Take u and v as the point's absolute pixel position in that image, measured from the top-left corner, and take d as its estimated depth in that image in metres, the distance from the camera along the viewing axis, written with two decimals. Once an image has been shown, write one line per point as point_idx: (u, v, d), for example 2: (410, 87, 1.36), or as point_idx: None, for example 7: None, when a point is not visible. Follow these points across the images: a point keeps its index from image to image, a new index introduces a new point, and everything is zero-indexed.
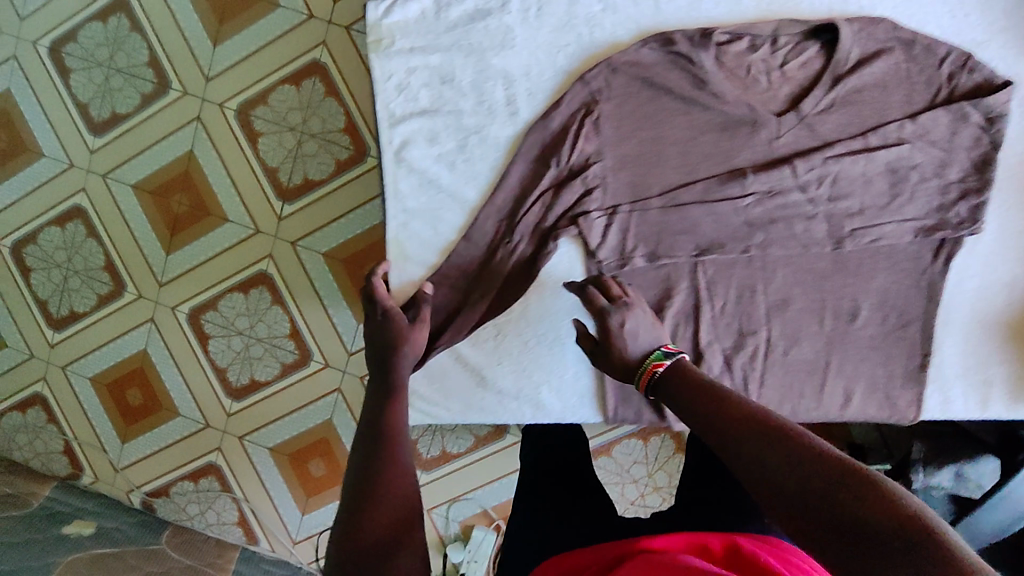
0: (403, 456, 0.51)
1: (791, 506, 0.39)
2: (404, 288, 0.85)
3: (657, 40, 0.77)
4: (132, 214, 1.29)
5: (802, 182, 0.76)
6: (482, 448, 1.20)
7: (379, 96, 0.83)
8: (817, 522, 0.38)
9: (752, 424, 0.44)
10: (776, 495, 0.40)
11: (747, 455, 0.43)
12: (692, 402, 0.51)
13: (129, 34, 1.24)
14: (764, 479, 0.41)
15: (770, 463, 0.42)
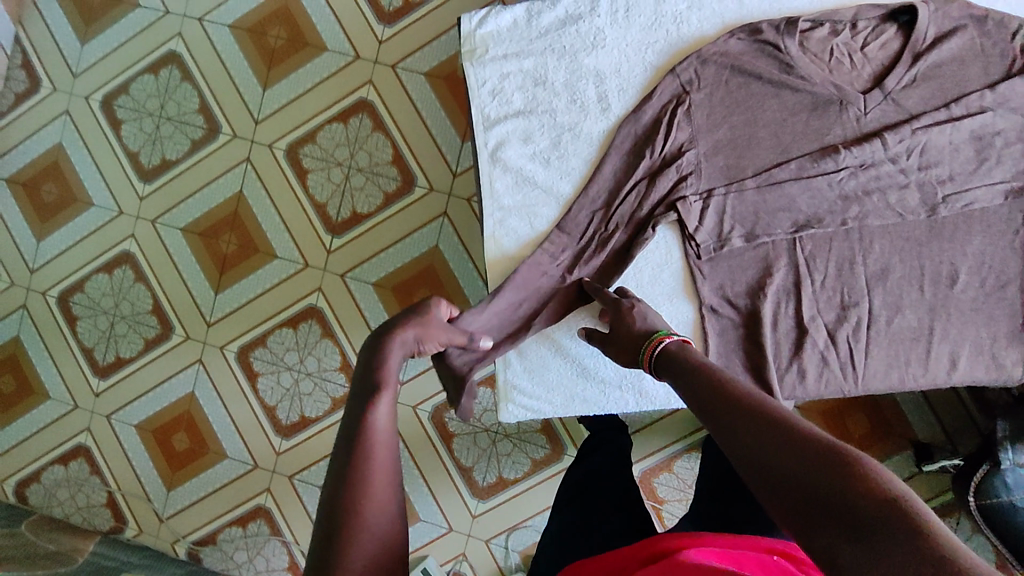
0: (384, 465, 0.53)
1: (776, 484, 0.44)
2: (498, 260, 0.88)
3: (744, 30, 0.82)
4: (180, 255, 1.39)
5: (893, 154, 0.79)
6: (539, 472, 1.22)
7: (474, 102, 0.87)
8: (792, 496, 0.43)
9: (740, 419, 0.50)
10: (770, 489, 0.44)
11: (740, 442, 0.48)
12: (693, 395, 0.57)
13: (180, 85, 1.38)
14: (753, 461, 0.47)
15: (757, 449, 0.47)
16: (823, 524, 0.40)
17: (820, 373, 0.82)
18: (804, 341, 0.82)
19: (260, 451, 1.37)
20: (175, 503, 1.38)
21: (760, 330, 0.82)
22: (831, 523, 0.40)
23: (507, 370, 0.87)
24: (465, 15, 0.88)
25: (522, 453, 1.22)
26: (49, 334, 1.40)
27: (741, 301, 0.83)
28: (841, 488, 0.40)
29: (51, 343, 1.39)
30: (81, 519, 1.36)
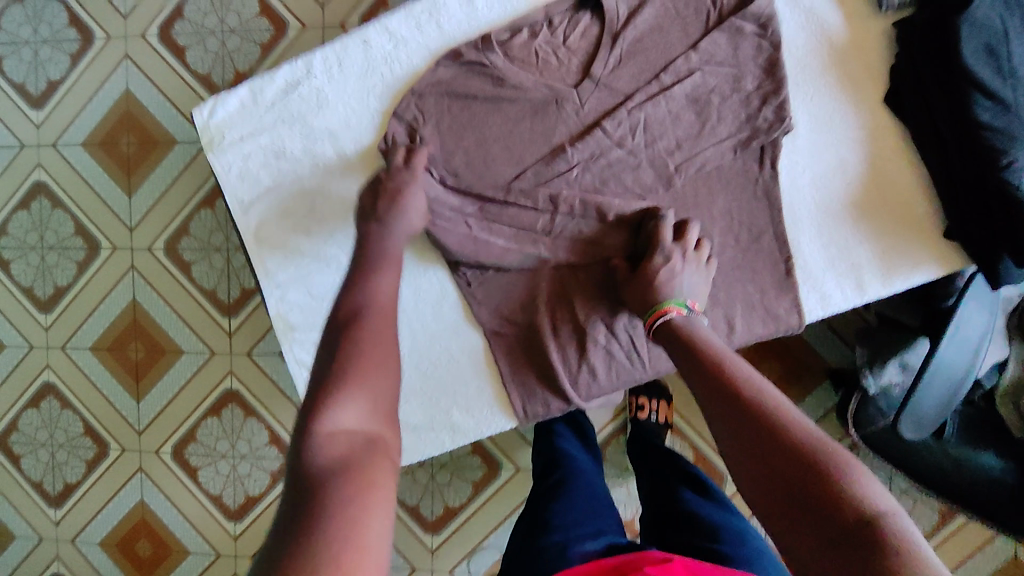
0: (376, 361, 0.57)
1: (760, 475, 0.47)
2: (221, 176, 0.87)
3: (448, 57, 0.82)
4: (92, 371, 1.62)
5: (617, 139, 0.79)
6: (483, 494, 1.29)
7: (226, 189, 0.87)
8: (773, 489, 0.46)
9: (733, 417, 0.51)
10: (742, 451, 0.49)
11: (735, 429, 0.50)
12: (693, 368, 0.59)
13: (53, 213, 1.60)
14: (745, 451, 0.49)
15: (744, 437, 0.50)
16: (802, 536, 0.44)
17: (608, 366, 0.83)
18: (586, 342, 0.83)
19: (218, 538, 1.58)
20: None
21: (542, 343, 0.83)
22: (812, 539, 0.43)
23: None
24: (195, 109, 0.87)
25: (461, 481, 1.30)
26: (4, 478, 1.65)
27: (519, 317, 0.84)
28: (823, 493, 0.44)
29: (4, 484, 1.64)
30: None
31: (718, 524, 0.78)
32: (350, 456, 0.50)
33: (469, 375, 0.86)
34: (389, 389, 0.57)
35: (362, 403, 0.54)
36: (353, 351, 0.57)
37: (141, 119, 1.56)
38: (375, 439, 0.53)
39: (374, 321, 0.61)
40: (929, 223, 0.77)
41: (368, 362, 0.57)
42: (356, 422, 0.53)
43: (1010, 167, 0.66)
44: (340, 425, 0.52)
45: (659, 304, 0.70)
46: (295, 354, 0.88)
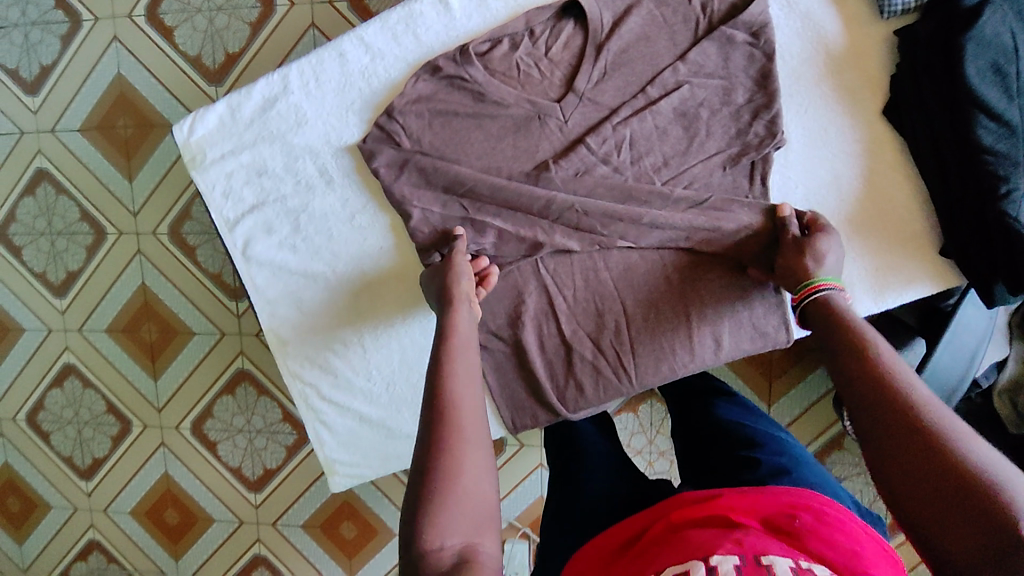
0: (471, 435, 0.55)
1: (919, 480, 0.43)
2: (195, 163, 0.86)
3: (426, 70, 0.79)
4: (110, 353, 1.67)
5: (602, 155, 0.77)
6: None
7: (211, 207, 0.87)
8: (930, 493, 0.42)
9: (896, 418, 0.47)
10: (898, 451, 0.45)
11: (893, 422, 0.47)
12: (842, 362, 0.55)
13: (58, 199, 1.61)
14: (896, 446, 0.45)
15: (895, 428, 0.46)
16: (952, 527, 0.40)
17: (597, 382, 0.82)
18: (572, 356, 0.82)
19: (241, 507, 1.67)
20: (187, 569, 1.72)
21: (528, 360, 0.83)
22: (967, 531, 0.40)
23: (323, 448, 0.91)
24: (176, 125, 0.86)
25: None
26: (35, 452, 1.72)
27: (506, 333, 0.83)
28: (962, 487, 0.41)
29: (35, 458, 1.72)
30: None
31: (760, 437, 0.77)
32: (461, 565, 0.47)
33: None
34: (481, 494, 0.52)
35: (460, 518, 0.50)
36: (452, 448, 0.53)
37: (136, 103, 1.54)
38: (471, 547, 0.49)
39: (468, 406, 0.57)
40: (925, 239, 0.73)
41: (459, 459, 0.53)
42: (458, 505, 0.50)
43: (1009, 196, 0.63)
44: (447, 530, 0.49)
45: (818, 278, 0.65)
46: (289, 367, 0.89)
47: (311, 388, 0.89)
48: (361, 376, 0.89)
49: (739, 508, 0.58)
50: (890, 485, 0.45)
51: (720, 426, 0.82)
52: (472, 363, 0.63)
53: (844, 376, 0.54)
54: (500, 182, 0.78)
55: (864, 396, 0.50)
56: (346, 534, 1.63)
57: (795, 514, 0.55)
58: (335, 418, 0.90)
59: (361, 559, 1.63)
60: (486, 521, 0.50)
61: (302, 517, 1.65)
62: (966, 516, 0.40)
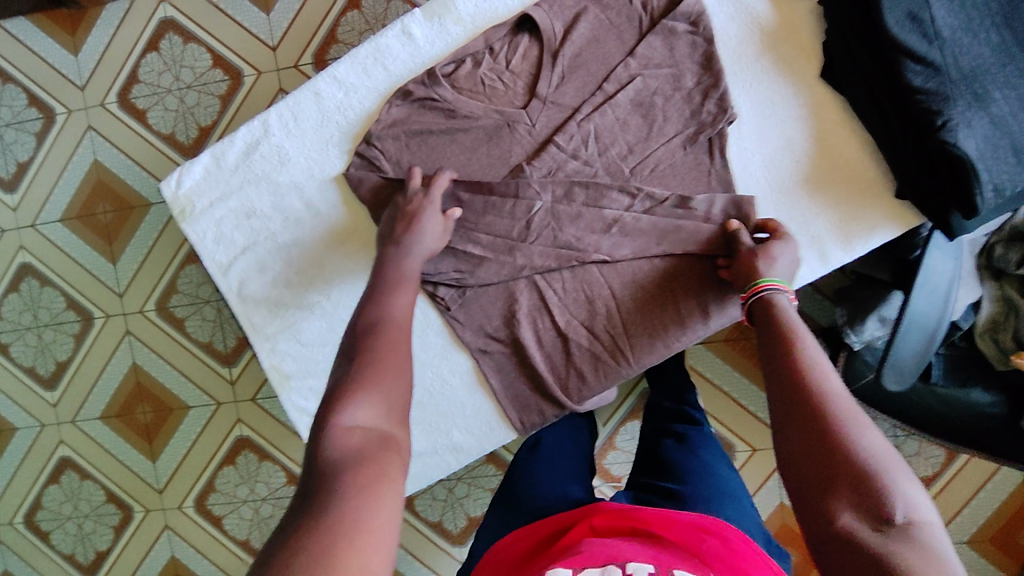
0: (393, 356, 0.60)
1: (818, 465, 0.53)
2: (179, 199, 0.89)
3: (398, 96, 0.85)
4: (106, 439, 1.64)
5: (571, 151, 0.82)
6: None
7: (203, 254, 0.90)
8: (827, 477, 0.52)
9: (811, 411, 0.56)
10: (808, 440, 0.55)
11: (813, 414, 0.56)
12: (774, 353, 0.63)
13: (44, 291, 1.62)
14: (810, 434, 0.55)
15: (808, 421, 0.56)
16: (842, 508, 0.50)
17: (597, 369, 0.84)
18: (570, 347, 0.85)
19: None
20: None
21: (528, 357, 0.85)
22: (854, 513, 0.50)
23: None
24: (163, 181, 0.90)
25: (482, 488, 1.30)
26: (35, 555, 1.67)
27: (503, 334, 0.86)
28: (859, 478, 0.51)
29: (36, 561, 1.66)
30: None
31: (686, 464, 0.81)
32: (363, 449, 0.52)
33: (463, 397, 0.88)
34: (401, 388, 0.58)
35: (375, 402, 0.55)
36: (368, 359, 0.59)
37: (114, 186, 1.58)
38: (387, 436, 0.54)
39: (393, 329, 0.63)
40: (881, 187, 0.79)
41: (388, 364, 0.59)
42: (370, 405, 0.55)
43: (946, 126, 0.68)
44: (353, 420, 0.54)
45: (763, 278, 0.71)
46: (294, 401, 0.90)
47: None
48: None
49: (657, 520, 0.65)
50: (796, 466, 0.54)
51: (658, 455, 0.86)
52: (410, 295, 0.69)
53: (774, 367, 0.62)
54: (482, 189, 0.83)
55: (789, 391, 0.59)
56: None
57: (704, 538, 0.63)
58: None
59: None
60: (401, 415, 0.56)
61: None
62: (857, 499, 0.50)
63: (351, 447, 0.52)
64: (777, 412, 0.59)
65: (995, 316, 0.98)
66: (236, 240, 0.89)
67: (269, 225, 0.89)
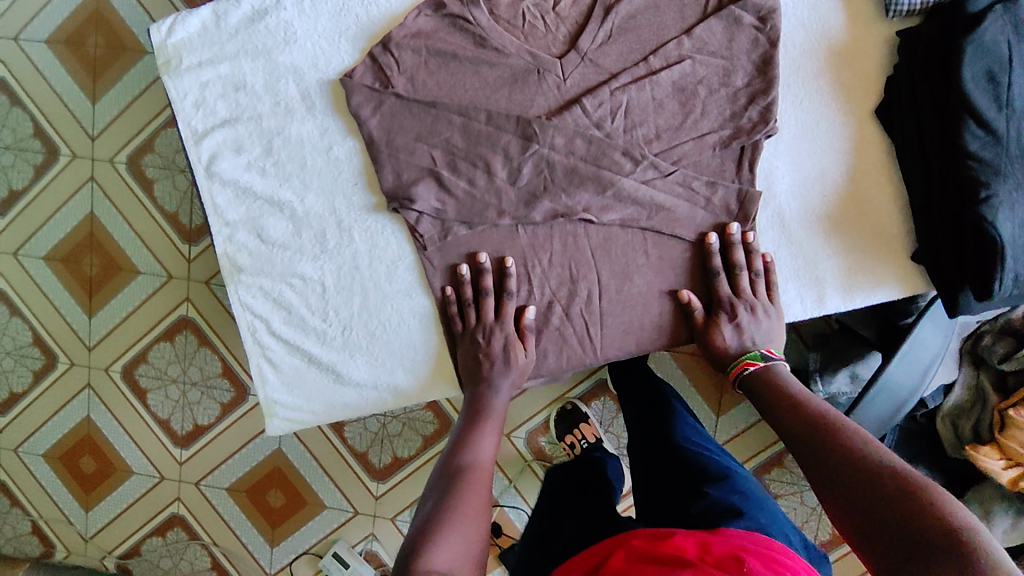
0: (475, 495, 0.67)
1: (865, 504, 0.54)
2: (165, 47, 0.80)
3: (430, 6, 0.78)
4: (46, 282, 1.57)
5: (595, 120, 0.76)
6: None
7: (179, 116, 0.82)
8: (880, 506, 0.53)
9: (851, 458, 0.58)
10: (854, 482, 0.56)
11: (839, 474, 0.58)
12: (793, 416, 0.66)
13: (13, 112, 1.51)
14: (857, 489, 0.56)
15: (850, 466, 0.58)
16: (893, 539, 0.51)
17: (560, 350, 0.81)
18: (540, 321, 0.81)
19: (164, 462, 1.59)
20: (97, 521, 1.62)
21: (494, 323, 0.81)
22: (904, 543, 0.51)
23: (265, 384, 0.86)
24: (153, 24, 0.81)
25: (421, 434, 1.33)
26: None
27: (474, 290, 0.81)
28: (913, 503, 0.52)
29: None
30: (13, 548, 1.62)
31: (712, 470, 0.84)
32: None
33: (419, 340, 0.84)
34: (477, 532, 0.63)
35: (455, 543, 0.61)
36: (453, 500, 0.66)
37: (113, 23, 1.47)
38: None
39: (478, 475, 0.69)
40: (898, 244, 0.75)
41: (471, 509, 0.65)
42: (454, 540, 0.61)
43: (988, 201, 0.64)
44: (437, 559, 0.59)
45: (742, 355, 0.75)
46: (240, 296, 0.85)
47: (261, 321, 0.85)
48: (317, 315, 0.85)
49: (690, 546, 0.62)
50: (852, 500, 0.56)
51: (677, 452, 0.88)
52: (490, 440, 0.75)
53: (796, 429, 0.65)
54: (485, 128, 0.77)
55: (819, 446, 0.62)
56: (274, 501, 1.57)
57: (742, 557, 0.59)
58: (282, 356, 0.86)
59: (286, 530, 1.58)
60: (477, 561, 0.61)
61: (228, 480, 1.58)
62: (935, 543, 0.49)
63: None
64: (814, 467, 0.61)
65: (962, 403, 0.99)
66: (219, 112, 0.82)
67: (259, 106, 0.81)
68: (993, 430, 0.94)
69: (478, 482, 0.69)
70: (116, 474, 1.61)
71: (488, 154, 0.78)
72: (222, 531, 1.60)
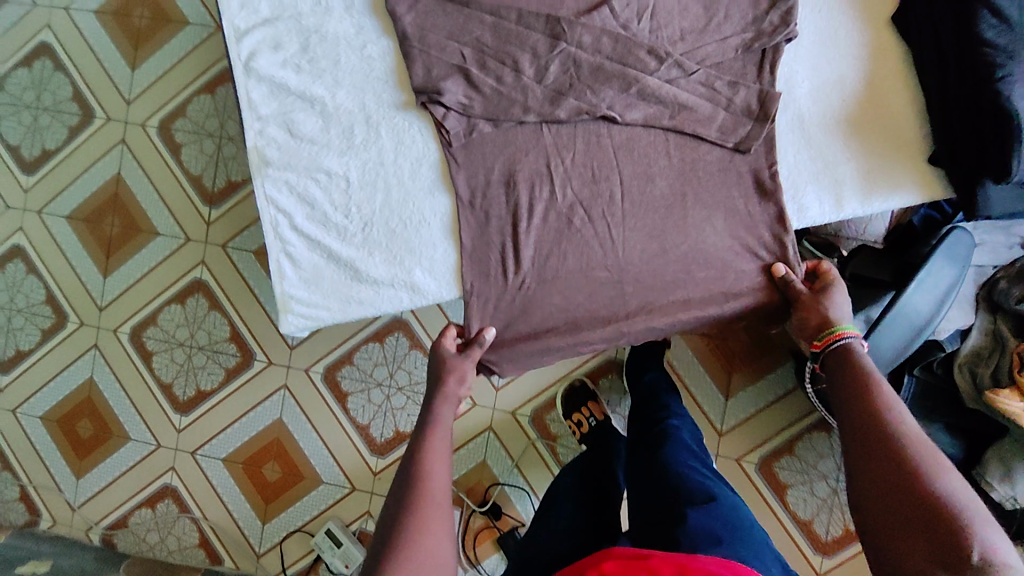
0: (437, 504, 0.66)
1: (893, 513, 0.58)
2: None
3: None
4: (65, 240, 1.58)
5: (623, 21, 0.79)
6: None
7: (223, 14, 0.86)
8: (909, 519, 0.57)
9: (897, 466, 0.60)
10: (895, 495, 0.59)
11: (895, 478, 0.59)
12: (854, 400, 0.68)
13: (54, 75, 1.57)
14: (893, 500, 0.58)
15: (891, 473, 0.60)
16: (918, 556, 0.55)
17: (580, 249, 0.81)
18: (563, 220, 0.82)
19: (162, 429, 1.54)
20: (87, 491, 1.55)
21: (517, 221, 0.81)
22: (926, 560, 0.54)
23: (281, 281, 0.86)
24: None
25: None
26: None
27: (497, 188, 0.82)
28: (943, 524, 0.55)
29: None
30: None
31: (696, 491, 0.82)
32: None
33: (437, 238, 0.84)
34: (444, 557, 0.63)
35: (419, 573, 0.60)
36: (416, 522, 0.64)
37: None
38: None
39: (436, 484, 0.68)
40: (916, 148, 0.77)
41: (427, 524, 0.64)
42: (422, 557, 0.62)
43: (1004, 79, 0.67)
44: None
45: (840, 325, 0.75)
46: (265, 189, 0.86)
47: (283, 215, 0.86)
48: (339, 211, 0.85)
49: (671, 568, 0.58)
50: (882, 508, 0.59)
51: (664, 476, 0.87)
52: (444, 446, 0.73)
53: (850, 420, 0.67)
54: (515, 27, 0.81)
55: (868, 443, 0.64)
56: (269, 476, 1.51)
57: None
58: (301, 251, 0.86)
59: (280, 506, 1.50)
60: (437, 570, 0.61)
61: (226, 450, 1.53)
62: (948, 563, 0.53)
63: None
64: (859, 464, 0.63)
65: (980, 349, 0.99)
66: (261, 12, 0.86)
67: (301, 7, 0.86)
68: (1013, 372, 0.93)
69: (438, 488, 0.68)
70: (112, 441, 1.56)
71: (518, 52, 0.81)
72: (215, 507, 1.52)
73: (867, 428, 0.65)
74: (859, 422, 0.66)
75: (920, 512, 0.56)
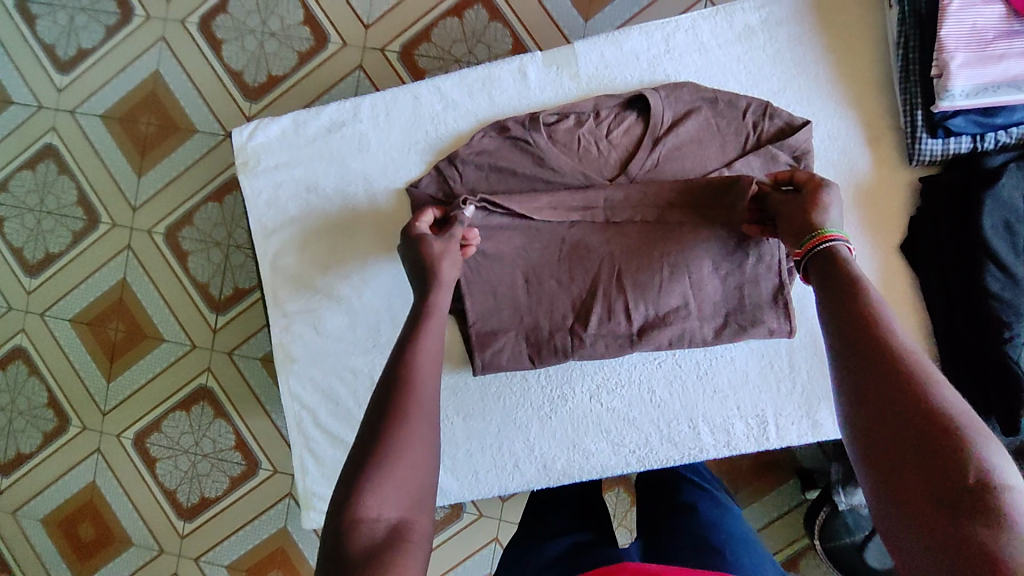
0: (419, 420, 0.55)
1: (879, 430, 0.45)
2: (245, 149, 0.87)
3: (494, 128, 0.84)
4: (74, 349, 1.35)
5: (642, 239, 0.81)
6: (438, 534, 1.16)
7: (252, 212, 0.88)
8: (894, 435, 0.44)
9: (885, 371, 0.46)
10: (883, 406, 0.45)
11: (881, 388, 0.46)
12: (841, 310, 0.53)
13: (58, 178, 1.33)
14: (881, 414, 0.45)
15: (879, 384, 0.46)
16: (910, 475, 0.42)
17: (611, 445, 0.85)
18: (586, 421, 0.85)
19: (163, 530, 1.34)
20: None
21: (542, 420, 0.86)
22: (920, 480, 0.42)
23: (304, 476, 0.88)
24: (237, 127, 0.88)
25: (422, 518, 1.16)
26: None
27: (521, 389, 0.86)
28: (941, 440, 0.42)
29: None
30: None
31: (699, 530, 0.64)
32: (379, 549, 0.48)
33: (461, 437, 0.86)
34: (419, 480, 0.53)
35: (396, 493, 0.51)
36: (393, 445, 0.53)
37: (166, 103, 1.31)
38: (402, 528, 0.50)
39: (425, 400, 0.57)
40: None
41: (401, 447, 0.53)
42: (407, 472, 0.52)
43: (1011, 339, 0.70)
44: (379, 510, 0.50)
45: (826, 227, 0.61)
46: (290, 387, 0.88)
47: (307, 412, 0.88)
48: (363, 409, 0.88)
49: None
50: (869, 424, 0.45)
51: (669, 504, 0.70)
52: (433, 363, 0.61)
53: (846, 338, 0.50)
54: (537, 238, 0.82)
55: (866, 360, 0.48)
56: None
57: None
58: (324, 447, 0.88)
59: None
60: (423, 498, 0.53)
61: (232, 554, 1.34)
62: (944, 490, 0.40)
63: (387, 517, 0.50)
64: (843, 384, 0.48)
65: None
66: (289, 211, 0.88)
67: (331, 209, 0.87)
68: None
69: (425, 409, 0.56)
70: (115, 543, 1.36)
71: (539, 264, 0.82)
72: None
73: (867, 342, 0.48)
74: (865, 339, 0.49)
75: (912, 429, 0.43)
